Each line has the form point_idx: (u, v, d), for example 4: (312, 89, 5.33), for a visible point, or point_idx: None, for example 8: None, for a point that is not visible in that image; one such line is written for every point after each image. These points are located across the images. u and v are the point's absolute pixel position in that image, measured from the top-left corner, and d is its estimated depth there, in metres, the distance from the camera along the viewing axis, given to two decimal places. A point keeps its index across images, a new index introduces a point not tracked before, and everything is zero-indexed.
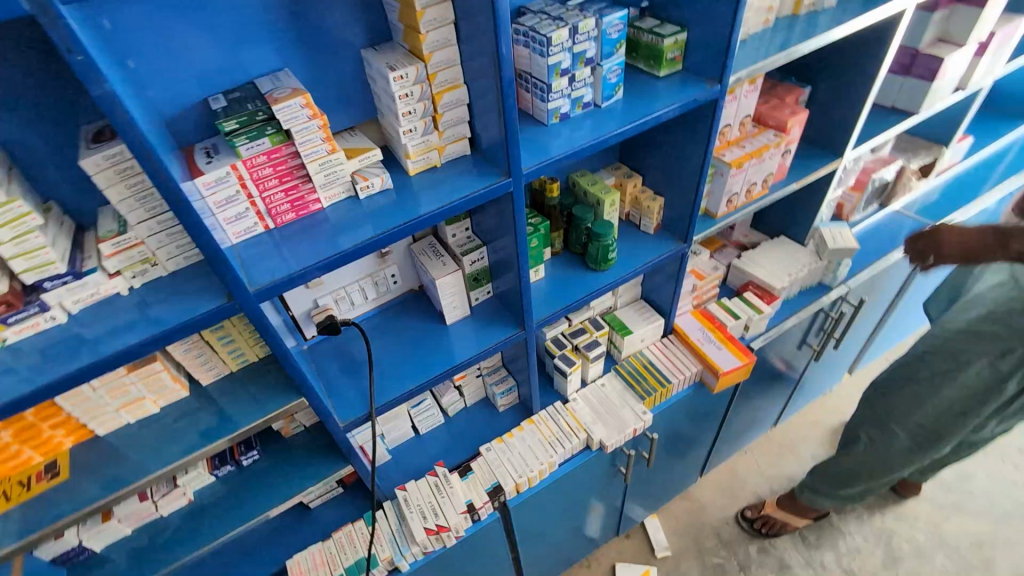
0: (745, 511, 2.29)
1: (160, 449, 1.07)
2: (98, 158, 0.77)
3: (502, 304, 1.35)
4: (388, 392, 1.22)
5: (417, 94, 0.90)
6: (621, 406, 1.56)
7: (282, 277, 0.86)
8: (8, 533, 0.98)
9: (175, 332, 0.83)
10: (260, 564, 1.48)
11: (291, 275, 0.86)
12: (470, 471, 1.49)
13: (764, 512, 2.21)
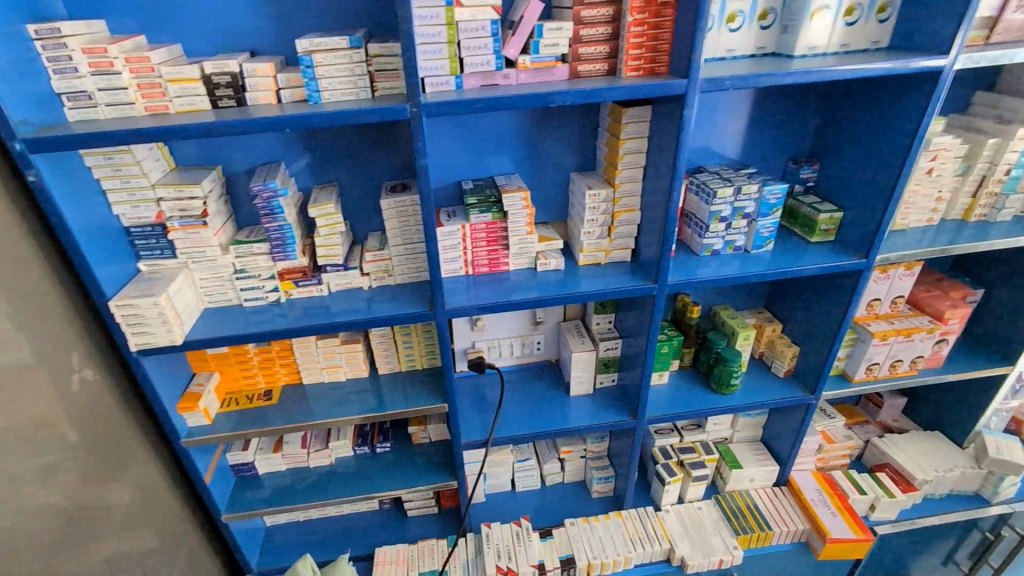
0: None
1: (336, 407, 1.42)
2: (390, 201, 1.19)
3: (622, 394, 1.52)
4: (509, 430, 1.47)
5: (602, 209, 1.20)
6: (712, 533, 1.57)
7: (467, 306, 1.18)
8: (230, 425, 1.39)
9: (387, 320, 1.19)
10: (357, 544, 1.74)
11: (473, 307, 1.18)
12: (550, 535, 1.63)
13: None
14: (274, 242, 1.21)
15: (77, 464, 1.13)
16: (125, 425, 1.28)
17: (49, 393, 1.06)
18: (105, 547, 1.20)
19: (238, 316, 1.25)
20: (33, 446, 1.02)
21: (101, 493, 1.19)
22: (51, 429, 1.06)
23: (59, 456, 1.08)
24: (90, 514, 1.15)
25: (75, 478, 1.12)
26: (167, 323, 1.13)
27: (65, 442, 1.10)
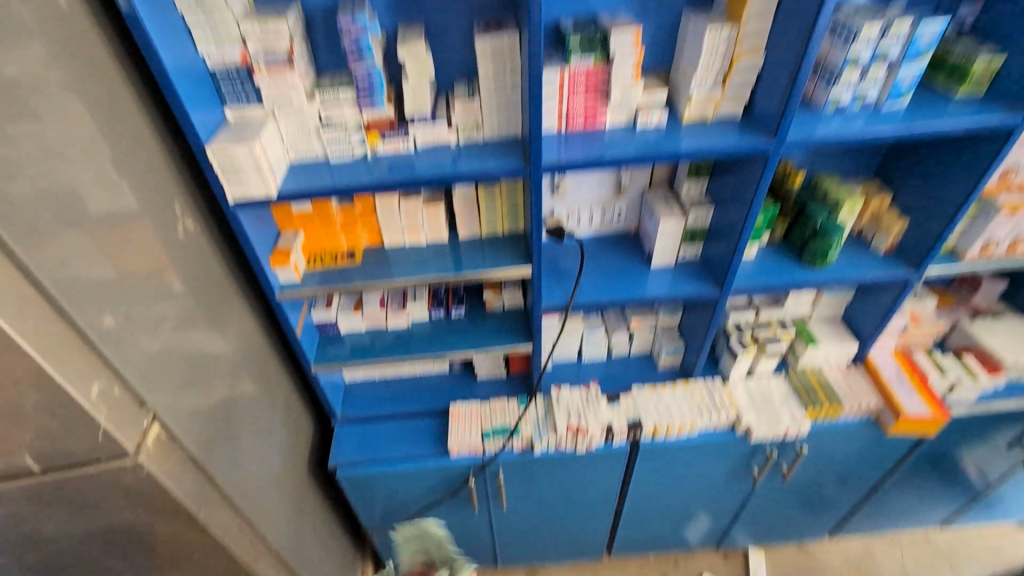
0: None
1: (419, 269, 1.45)
2: (486, 41, 1.09)
3: (706, 266, 1.48)
4: (588, 297, 1.49)
5: (720, 52, 1.08)
6: (780, 404, 1.62)
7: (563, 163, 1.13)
8: (320, 281, 1.43)
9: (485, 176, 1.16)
10: (432, 399, 1.86)
11: (572, 164, 1.12)
12: (617, 400, 1.72)
13: None
14: (360, 87, 1.16)
15: (188, 310, 1.19)
16: (222, 279, 1.34)
17: (158, 241, 1.09)
18: (218, 387, 1.29)
19: (325, 171, 1.23)
20: (151, 288, 1.06)
21: (210, 339, 1.27)
22: (165, 275, 1.10)
23: (173, 301, 1.13)
24: (204, 356, 1.23)
25: (188, 322, 1.18)
26: (262, 173, 1.13)
27: (176, 288, 1.14)
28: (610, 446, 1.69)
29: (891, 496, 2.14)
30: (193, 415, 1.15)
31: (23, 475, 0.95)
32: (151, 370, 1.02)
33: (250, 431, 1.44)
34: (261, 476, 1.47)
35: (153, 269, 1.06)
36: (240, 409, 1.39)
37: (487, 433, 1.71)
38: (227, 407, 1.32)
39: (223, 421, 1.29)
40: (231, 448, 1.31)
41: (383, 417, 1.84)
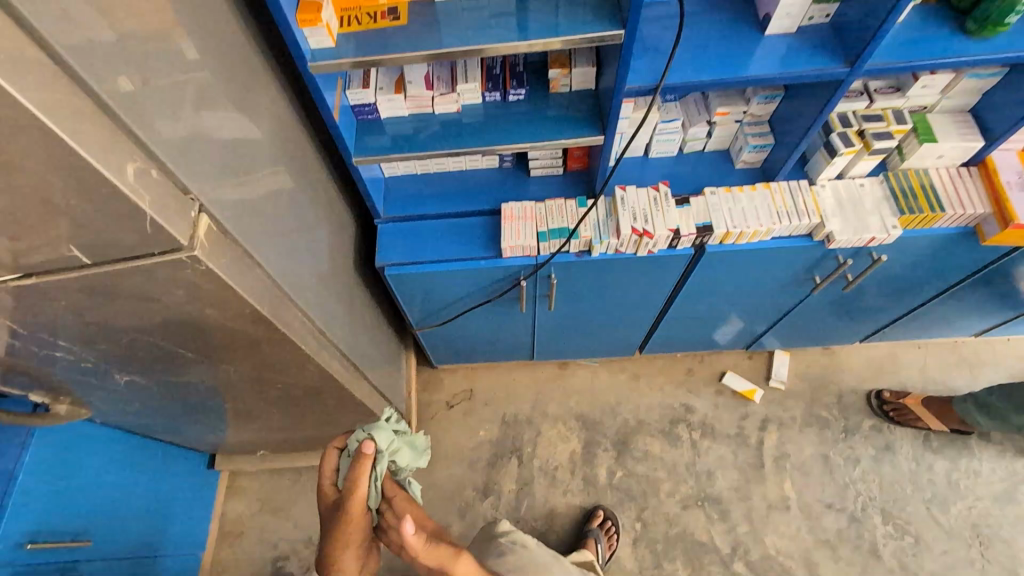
0: (881, 393, 2.42)
1: (480, 36, 1.18)
2: None
3: (835, 35, 1.26)
4: (683, 76, 1.26)
5: None
6: (870, 211, 1.53)
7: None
8: (359, 48, 1.17)
9: None
10: (481, 199, 1.72)
11: None
12: (687, 204, 1.58)
13: (905, 402, 2.34)
14: None
15: (210, 81, 0.97)
16: (242, 43, 1.09)
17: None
18: (258, 177, 1.13)
19: None
20: (163, 49, 0.84)
21: (240, 120, 1.08)
22: (175, 30, 0.87)
23: (192, 66, 0.92)
24: (238, 140, 1.06)
25: (213, 97, 0.98)
26: None
27: (191, 51, 0.92)
28: (675, 251, 1.59)
29: (934, 304, 2.14)
30: (239, 207, 1.01)
31: (70, 267, 0.85)
32: (187, 151, 0.86)
33: (296, 229, 1.33)
34: (312, 276, 1.41)
35: (161, 19, 0.83)
36: (284, 204, 1.26)
37: (542, 235, 1.59)
38: (270, 201, 1.19)
39: (267, 216, 1.16)
40: (282, 245, 1.21)
41: (429, 218, 1.72)
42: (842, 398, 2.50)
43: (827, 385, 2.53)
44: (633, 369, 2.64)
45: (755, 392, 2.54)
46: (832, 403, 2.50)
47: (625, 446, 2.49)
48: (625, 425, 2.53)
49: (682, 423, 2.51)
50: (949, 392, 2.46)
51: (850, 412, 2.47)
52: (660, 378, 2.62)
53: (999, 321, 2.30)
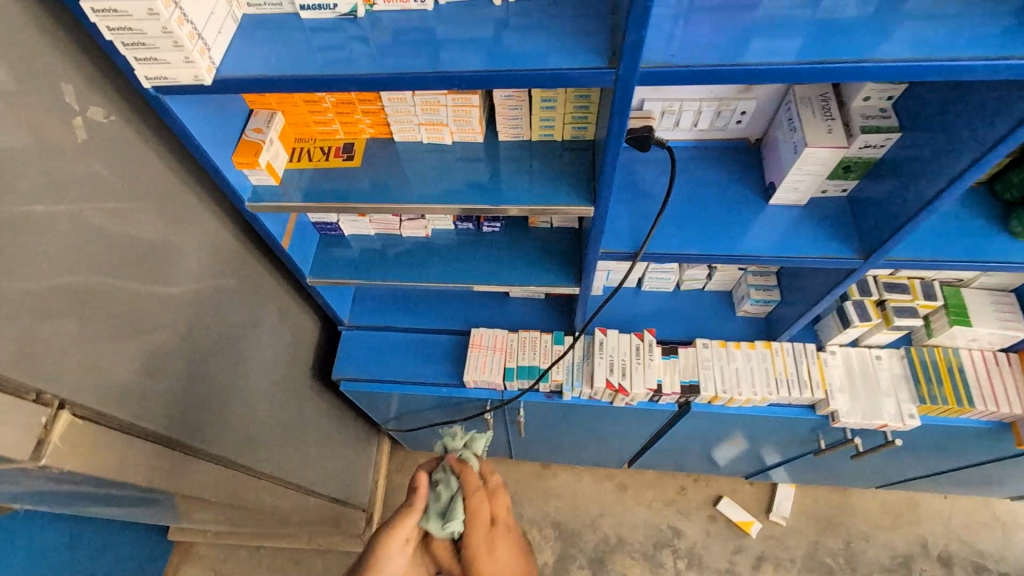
0: None
1: (447, 191, 1.06)
2: None
3: (849, 214, 1.09)
4: (667, 244, 1.11)
5: None
6: (885, 391, 1.32)
7: (684, 55, 0.73)
8: (305, 188, 1.08)
9: (548, 80, 0.74)
10: (451, 317, 1.59)
11: (692, 71, 0.72)
12: (674, 355, 1.40)
13: None
14: None
15: (107, 241, 0.88)
16: (173, 182, 1.01)
17: (29, 155, 0.75)
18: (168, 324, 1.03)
19: (300, 43, 0.82)
20: (24, 232, 0.75)
21: (153, 268, 0.98)
22: (51, 203, 0.78)
23: (79, 234, 0.83)
24: (143, 293, 0.96)
25: (105, 258, 0.88)
26: (181, 46, 0.71)
27: (82, 219, 0.83)
28: (654, 405, 1.42)
29: (962, 469, 1.88)
30: (117, 375, 0.91)
31: None
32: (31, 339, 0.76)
33: (223, 363, 1.22)
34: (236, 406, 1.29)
35: (23, 201, 0.75)
36: (208, 340, 1.16)
37: (509, 372, 1.44)
38: (184, 344, 1.09)
39: (173, 366, 1.05)
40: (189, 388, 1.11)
41: (395, 331, 1.60)
42: (850, 545, 2.23)
43: (835, 528, 2.27)
44: (620, 479, 2.44)
45: (751, 524, 2.30)
46: (839, 549, 2.24)
47: (602, 567, 2.28)
48: (604, 542, 2.33)
49: (667, 549, 2.29)
50: (975, 555, 2.18)
51: (857, 563, 2.20)
52: (649, 493, 2.41)
53: None
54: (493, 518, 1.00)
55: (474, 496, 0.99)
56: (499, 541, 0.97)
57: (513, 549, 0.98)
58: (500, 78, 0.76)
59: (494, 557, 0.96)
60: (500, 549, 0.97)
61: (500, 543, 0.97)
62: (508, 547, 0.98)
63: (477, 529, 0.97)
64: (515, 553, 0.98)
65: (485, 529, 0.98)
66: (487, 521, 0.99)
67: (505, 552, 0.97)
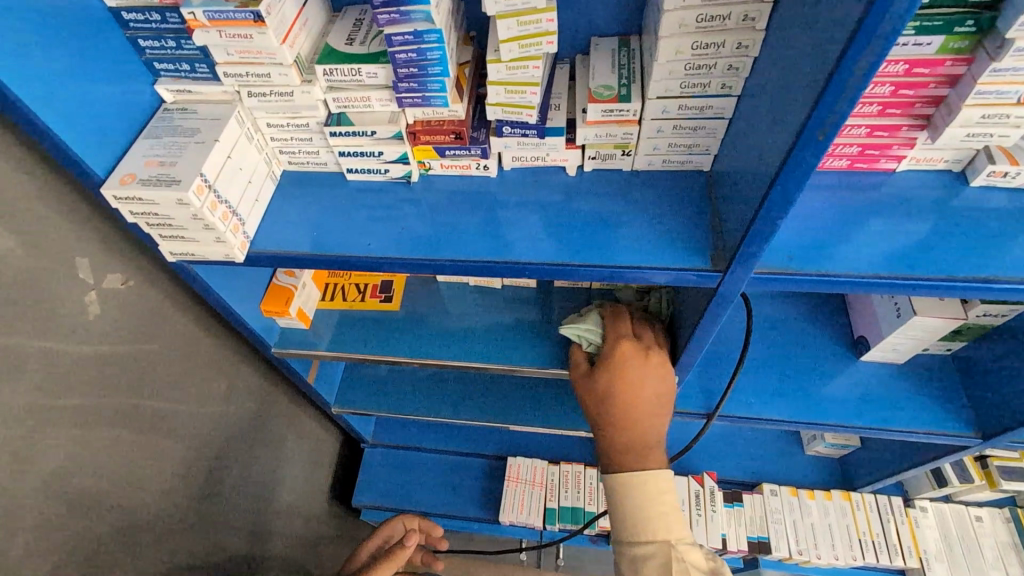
0: None
1: (498, 344, 0.95)
2: (687, 15, 0.50)
3: (953, 378, 0.95)
4: (744, 404, 0.97)
5: None
6: (989, 561, 1.14)
7: (812, 257, 0.59)
8: (339, 332, 0.99)
9: (635, 274, 0.62)
10: (486, 440, 1.46)
11: (827, 272, 0.58)
12: (739, 502, 1.23)
13: None
14: (401, 68, 0.58)
15: (107, 419, 0.80)
16: (191, 332, 0.93)
17: (31, 342, 0.67)
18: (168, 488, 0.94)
19: (342, 205, 0.73)
20: (10, 433, 0.67)
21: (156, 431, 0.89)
22: (47, 394, 0.70)
23: (76, 415, 0.75)
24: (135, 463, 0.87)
25: (104, 433, 0.80)
26: (213, 229, 0.62)
27: (77, 407, 0.75)
28: (718, 559, 1.24)
29: None
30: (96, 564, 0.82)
31: None
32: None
33: (227, 513, 1.10)
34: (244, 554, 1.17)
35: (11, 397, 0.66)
36: (210, 491, 1.05)
37: (551, 514, 1.28)
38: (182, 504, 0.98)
39: (171, 535, 0.95)
40: (190, 551, 1.00)
41: (421, 452, 1.47)
42: None
43: None
44: None
45: None
46: None
47: None
48: None
49: None
50: None
51: None
52: None
53: None
54: (644, 343, 0.76)
55: (638, 324, 0.79)
56: (647, 371, 0.73)
57: (663, 382, 0.74)
58: (577, 273, 0.63)
59: (632, 376, 0.73)
60: (649, 371, 0.74)
61: (651, 366, 0.73)
62: (662, 382, 0.74)
63: (619, 341, 0.76)
64: (663, 392, 0.74)
65: (634, 343, 0.75)
66: (638, 345, 0.75)
67: (655, 386, 0.73)
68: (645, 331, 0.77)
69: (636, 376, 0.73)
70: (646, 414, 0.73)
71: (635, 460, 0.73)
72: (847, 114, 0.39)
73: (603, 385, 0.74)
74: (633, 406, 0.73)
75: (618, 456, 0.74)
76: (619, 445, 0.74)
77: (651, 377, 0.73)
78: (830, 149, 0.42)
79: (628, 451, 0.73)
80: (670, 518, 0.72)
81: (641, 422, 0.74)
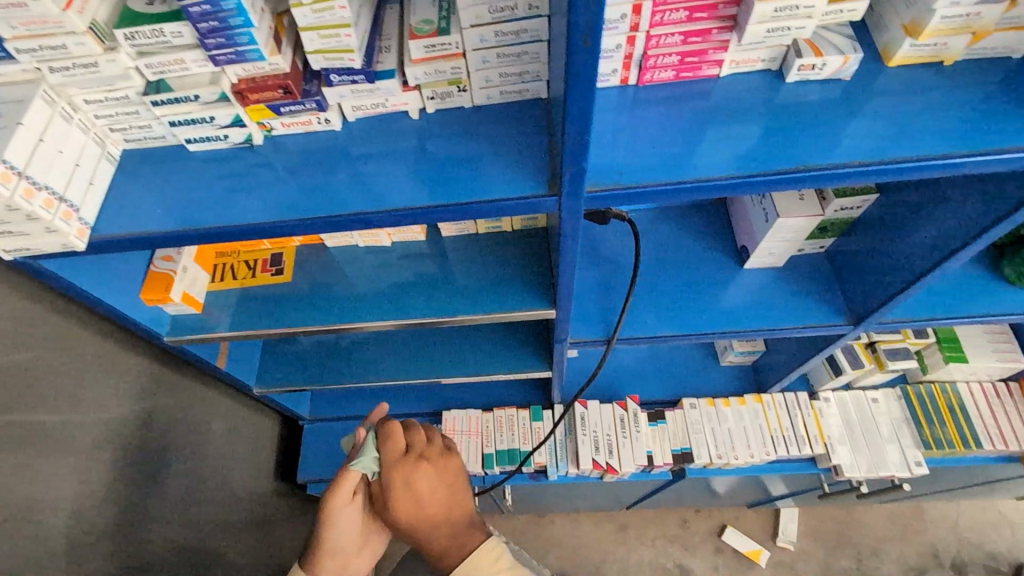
0: None
1: (394, 301, 0.95)
2: None
3: (830, 273, 1.01)
4: (640, 325, 1.01)
5: None
6: (885, 437, 1.24)
7: (641, 171, 0.60)
8: (233, 311, 0.98)
9: (479, 210, 0.62)
10: (421, 400, 1.47)
11: (654, 185, 0.59)
12: (662, 420, 1.30)
13: None
14: (201, 24, 0.55)
15: None
16: (77, 339, 0.91)
17: None
18: (84, 502, 0.93)
19: (187, 179, 0.70)
20: None
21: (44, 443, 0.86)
22: None
23: None
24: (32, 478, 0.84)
25: None
26: (36, 218, 0.59)
27: None
28: (649, 475, 1.31)
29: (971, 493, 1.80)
30: None
31: None
32: None
33: (166, 515, 1.12)
34: (193, 547, 1.19)
35: None
36: (142, 496, 1.06)
37: (489, 458, 1.32)
38: (99, 510, 0.96)
39: (98, 547, 0.96)
40: (127, 558, 1.02)
41: (360, 422, 1.49)
42: None
43: (851, 542, 1.90)
44: (622, 518, 1.97)
45: (761, 555, 1.87)
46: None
47: None
48: None
49: None
50: (987, 559, 1.84)
51: None
52: (651, 530, 1.95)
53: None
54: (411, 444, 0.85)
55: (388, 424, 0.85)
56: (420, 471, 0.82)
57: (445, 479, 0.83)
58: (424, 215, 0.64)
59: (420, 485, 0.81)
60: (422, 473, 0.82)
61: (429, 468, 0.83)
62: (442, 482, 0.83)
63: (392, 455, 0.83)
64: (442, 488, 0.82)
65: (410, 458, 0.83)
66: (403, 457, 0.83)
67: (428, 484, 0.81)
68: (414, 430, 0.87)
69: (418, 481, 0.81)
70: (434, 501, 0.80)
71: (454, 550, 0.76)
72: (600, 17, 0.40)
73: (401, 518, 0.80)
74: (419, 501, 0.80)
75: (436, 555, 0.77)
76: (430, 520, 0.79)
77: (429, 479, 0.82)
78: (599, 55, 0.42)
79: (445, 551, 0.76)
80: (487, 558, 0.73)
81: (444, 519, 0.79)
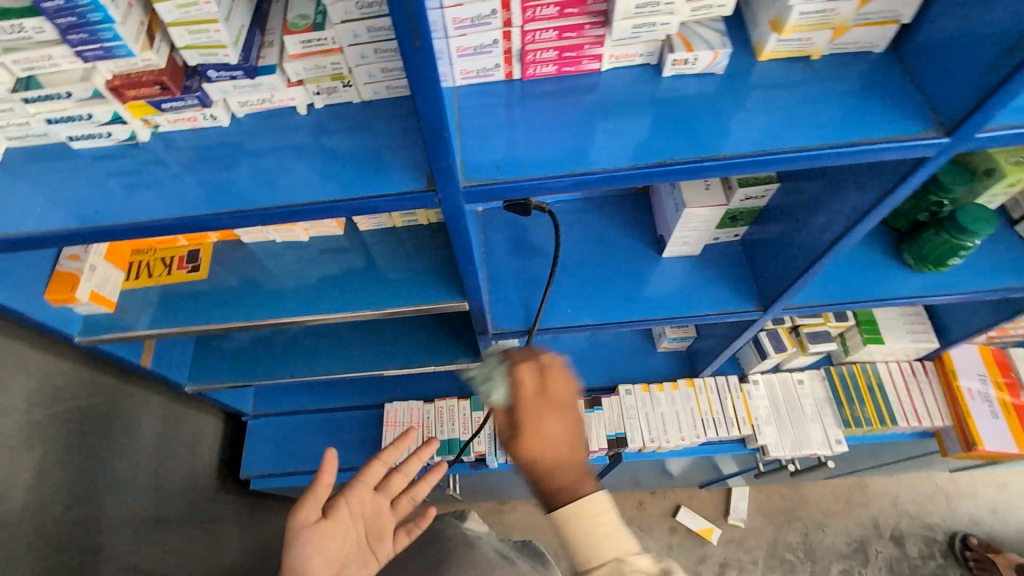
0: None
1: (312, 296, 0.94)
2: None
3: (745, 259, 1.03)
4: (563, 315, 1.02)
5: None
6: (809, 417, 1.29)
7: (518, 165, 0.61)
8: (148, 309, 0.96)
9: (364, 206, 0.62)
10: (363, 392, 1.48)
11: (531, 180, 0.60)
12: (598, 406, 1.32)
13: None
14: (58, 19, 0.54)
15: None
16: None
17: None
18: (1, 509, 0.91)
19: (72, 178, 0.69)
20: None
21: None
22: None
23: None
24: None
25: None
26: None
27: None
28: None
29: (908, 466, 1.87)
30: None
31: None
32: None
33: (99, 521, 1.10)
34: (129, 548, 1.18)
35: None
36: (67, 500, 1.04)
37: None
38: (16, 516, 0.94)
39: (19, 555, 0.95)
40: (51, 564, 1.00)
41: (304, 416, 1.49)
42: (836, 565, 1.89)
43: (798, 518, 1.97)
44: None
45: (711, 533, 1.93)
46: (804, 556, 1.91)
47: None
48: None
49: None
50: (925, 529, 1.93)
51: (817, 556, 1.90)
52: None
53: (992, 470, 1.99)
54: (525, 387, 0.68)
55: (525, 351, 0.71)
56: (554, 418, 0.66)
57: (573, 435, 0.65)
58: (309, 212, 0.63)
59: (550, 429, 0.65)
60: (558, 420, 0.66)
61: (562, 417, 0.66)
62: (568, 436, 0.65)
63: (526, 394, 0.68)
64: (573, 439, 0.65)
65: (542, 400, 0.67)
66: (524, 403, 0.67)
67: (557, 437, 0.65)
68: (550, 371, 0.69)
69: (548, 427, 0.65)
70: (567, 457, 0.64)
71: (572, 496, 0.62)
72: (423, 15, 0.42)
73: (525, 453, 0.64)
74: (550, 456, 0.64)
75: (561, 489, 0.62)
76: (557, 463, 0.64)
77: (558, 430, 0.65)
78: (432, 51, 0.45)
79: (563, 489, 0.62)
80: (614, 532, 0.60)
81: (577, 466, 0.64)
